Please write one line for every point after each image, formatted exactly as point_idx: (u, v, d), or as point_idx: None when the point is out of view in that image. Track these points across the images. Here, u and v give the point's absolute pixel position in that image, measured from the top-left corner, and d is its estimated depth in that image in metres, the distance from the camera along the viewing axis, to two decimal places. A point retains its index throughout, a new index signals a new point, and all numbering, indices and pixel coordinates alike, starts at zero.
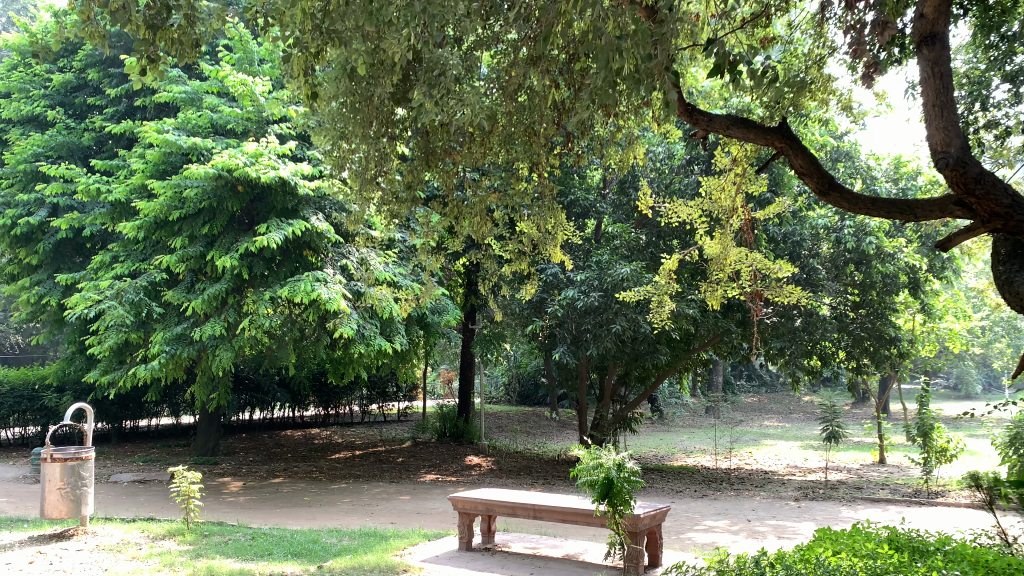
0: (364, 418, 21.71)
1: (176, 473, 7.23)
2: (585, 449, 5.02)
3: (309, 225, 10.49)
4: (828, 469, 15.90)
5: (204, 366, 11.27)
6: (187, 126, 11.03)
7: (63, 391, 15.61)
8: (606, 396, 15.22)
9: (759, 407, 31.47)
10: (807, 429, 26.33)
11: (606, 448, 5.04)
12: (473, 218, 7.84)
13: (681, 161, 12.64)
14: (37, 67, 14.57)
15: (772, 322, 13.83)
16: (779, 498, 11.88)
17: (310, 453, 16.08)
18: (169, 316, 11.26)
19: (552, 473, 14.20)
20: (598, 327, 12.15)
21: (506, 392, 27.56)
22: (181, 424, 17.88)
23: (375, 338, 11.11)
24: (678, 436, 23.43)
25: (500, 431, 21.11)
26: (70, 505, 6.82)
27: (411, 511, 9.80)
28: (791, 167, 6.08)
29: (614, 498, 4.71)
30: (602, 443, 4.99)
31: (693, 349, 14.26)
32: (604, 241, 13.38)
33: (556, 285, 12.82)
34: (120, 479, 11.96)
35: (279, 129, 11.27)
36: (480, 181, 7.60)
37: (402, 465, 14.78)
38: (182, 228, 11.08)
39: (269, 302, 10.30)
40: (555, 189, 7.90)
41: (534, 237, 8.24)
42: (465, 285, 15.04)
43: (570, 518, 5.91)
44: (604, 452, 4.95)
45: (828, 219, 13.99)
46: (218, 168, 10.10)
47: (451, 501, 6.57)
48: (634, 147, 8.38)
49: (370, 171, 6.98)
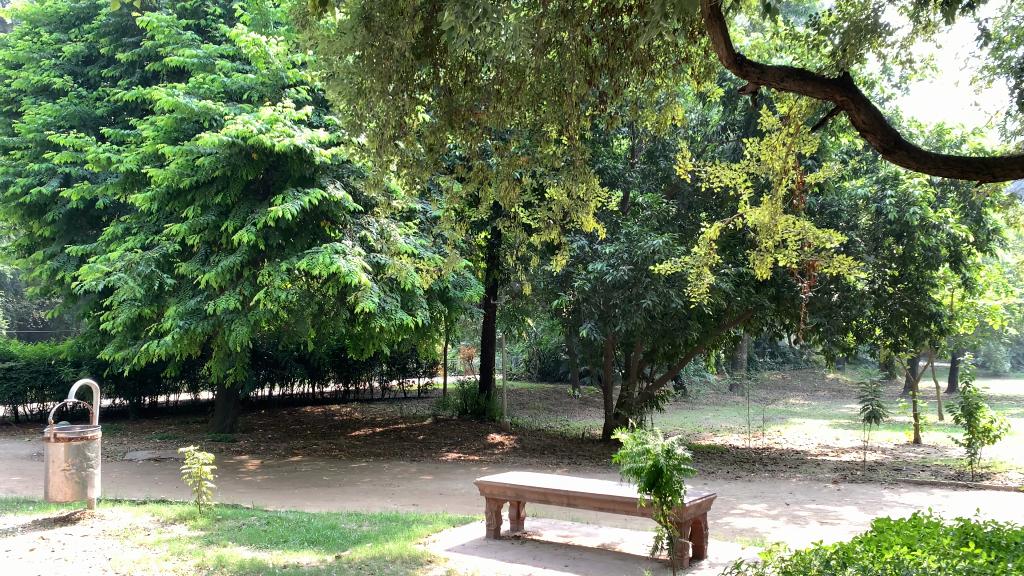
0: (384, 394, 21.41)
1: (187, 454, 6.83)
2: (628, 433, 4.56)
3: (327, 194, 10.01)
4: (862, 450, 15.37)
5: (219, 342, 10.89)
6: (199, 91, 10.55)
7: (79, 367, 15.36)
8: (632, 373, 14.72)
9: (784, 383, 30.94)
10: (835, 407, 25.79)
11: (651, 433, 4.57)
12: (499, 185, 7.31)
13: (716, 127, 12.01)
14: (46, 35, 14.15)
15: (807, 297, 13.23)
16: (816, 480, 11.35)
17: (330, 431, 15.78)
18: (182, 289, 10.89)
19: (577, 452, 13.76)
20: (627, 302, 11.65)
21: (527, 369, 27.16)
22: (199, 401, 17.63)
23: (396, 312, 10.69)
24: (703, 414, 22.97)
25: (521, 408, 20.72)
26: (75, 487, 6.46)
27: (433, 492, 9.41)
28: (852, 123, 5.54)
29: (663, 487, 4.22)
30: (647, 427, 4.53)
31: (724, 325, 13.71)
32: (632, 212, 12.82)
33: (582, 258, 12.31)
34: (135, 457, 11.67)
35: (294, 94, 10.77)
36: (507, 144, 7.09)
37: (423, 443, 14.42)
38: (195, 197, 10.63)
39: (285, 274, 9.87)
40: (587, 152, 7.37)
41: (565, 204, 7.73)
42: (488, 259, 14.55)
43: (607, 506, 5.45)
44: (649, 436, 4.48)
45: (868, 189, 13.31)
46: (231, 134, 9.62)
47: (478, 486, 6.13)
48: (672, 107, 7.79)
49: (390, 131, 6.49)
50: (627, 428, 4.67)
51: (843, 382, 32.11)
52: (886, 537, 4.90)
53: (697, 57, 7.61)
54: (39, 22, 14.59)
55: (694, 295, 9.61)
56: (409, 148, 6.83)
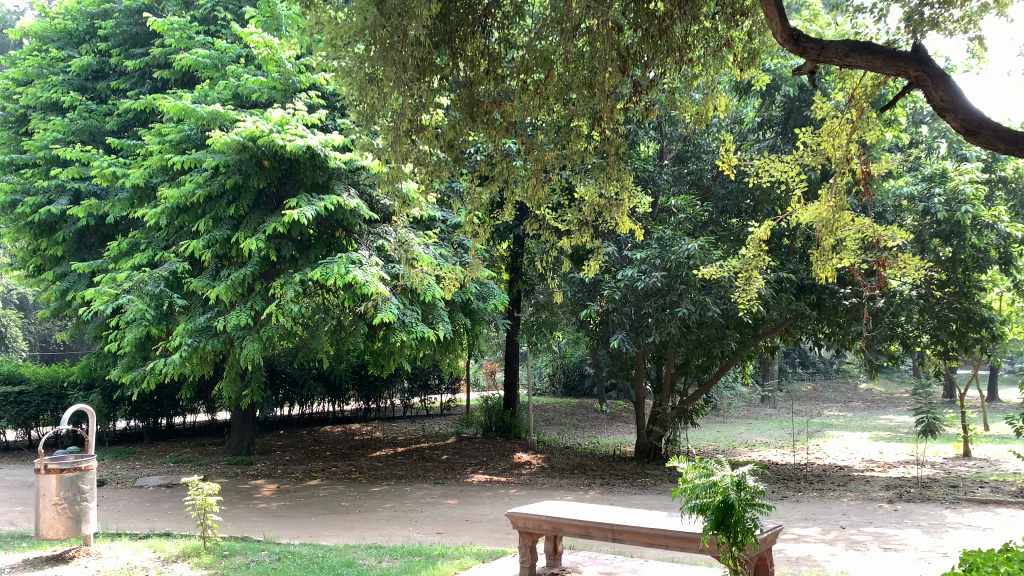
0: (406, 412, 20.80)
1: (190, 484, 6.18)
2: (690, 463, 3.98)
3: (342, 201, 9.46)
4: (910, 465, 14.50)
5: (231, 360, 10.34)
6: (209, 97, 10.10)
7: (91, 389, 14.93)
8: (664, 387, 14.00)
9: (816, 394, 29.95)
10: (871, 419, 24.82)
11: (716, 463, 3.98)
12: (525, 184, 6.71)
13: (751, 124, 11.33)
14: (54, 50, 13.72)
15: (850, 303, 12.44)
16: (869, 499, 10.54)
17: (350, 451, 15.19)
18: (192, 307, 10.39)
19: (609, 471, 13.04)
20: (660, 310, 11.00)
21: (551, 383, 26.46)
22: (216, 422, 17.13)
23: (417, 326, 10.11)
24: (735, 428, 22.14)
25: (547, 425, 20.03)
26: (68, 523, 5.89)
27: (458, 520, 8.79)
28: (929, 102, 4.88)
29: (732, 526, 3.60)
30: (712, 457, 3.94)
31: (761, 334, 12.98)
32: (663, 217, 12.17)
33: (611, 265, 11.68)
34: (146, 483, 11.14)
35: (307, 98, 10.24)
36: (534, 140, 6.47)
37: (446, 463, 13.77)
38: (204, 208, 10.12)
39: (299, 286, 9.31)
40: (622, 145, 6.74)
41: (597, 204, 7.10)
42: (510, 269, 13.94)
43: (659, 542, 4.77)
44: (715, 466, 3.88)
45: (914, 187, 12.55)
46: (240, 138, 9.08)
47: (509, 518, 5.50)
48: (714, 98, 7.12)
49: (406, 124, 5.93)
50: (686, 456, 4.07)
51: (877, 394, 31.03)
52: (982, 568, 4.18)
53: (740, 42, 6.95)
54: (50, 39, 14.23)
55: (740, 302, 9.14)
56: (427, 143, 6.26)
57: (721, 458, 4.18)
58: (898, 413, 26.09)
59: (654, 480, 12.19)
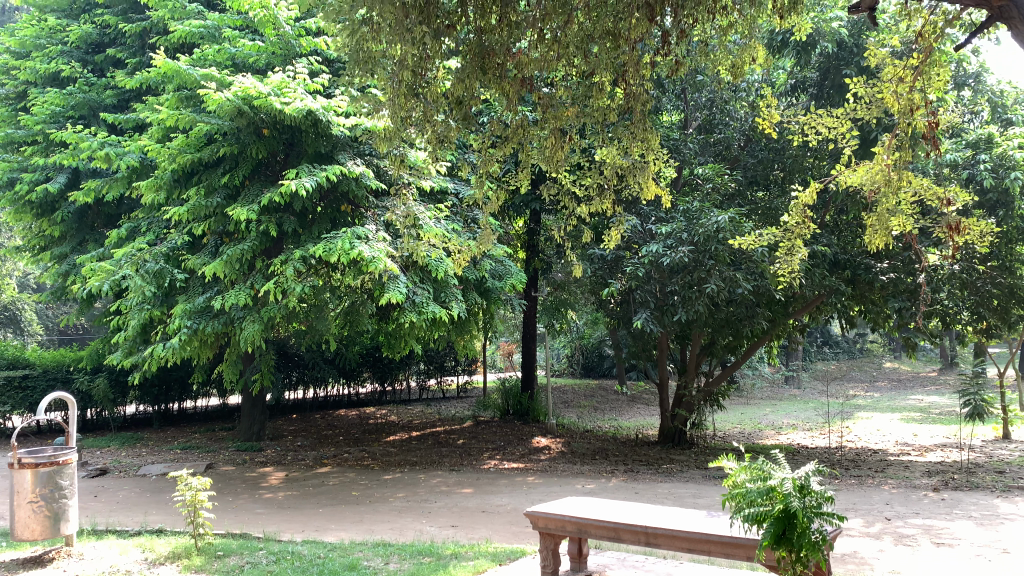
0: (422, 395, 20.30)
1: (179, 479, 5.65)
2: (740, 464, 3.43)
3: (346, 171, 8.90)
4: (947, 449, 13.81)
5: (233, 342, 9.83)
6: (204, 63, 9.51)
7: (97, 374, 14.53)
8: (690, 369, 13.36)
9: (842, 373, 29.19)
10: (900, 399, 24.01)
11: (773, 464, 3.41)
12: (544, 145, 6.11)
13: (783, 87, 10.59)
14: (52, 20, 13.20)
15: (888, 279, 11.69)
16: (913, 487, 9.85)
17: (363, 436, 14.70)
18: (193, 287, 9.86)
19: (633, 457, 12.46)
20: (687, 288, 10.37)
21: (569, 364, 25.84)
22: (228, 406, 16.71)
23: (428, 306, 9.53)
24: (760, 410, 21.48)
25: (566, 407, 19.46)
26: (46, 522, 5.36)
27: (473, 511, 8.26)
28: (1016, 40, 4.12)
29: (794, 540, 3.03)
30: (768, 457, 3.37)
31: (793, 311, 12.30)
32: (688, 189, 11.45)
33: (634, 240, 11.04)
34: (149, 472, 10.66)
35: (308, 63, 9.64)
36: (553, 96, 5.86)
37: (463, 448, 13.26)
38: (201, 180, 9.60)
39: (300, 263, 8.77)
40: (650, 103, 6.09)
41: (621, 168, 6.50)
42: (527, 247, 13.31)
43: (698, 548, 4.18)
44: (772, 468, 3.31)
45: (957, 154, 11.46)
46: (235, 102, 8.55)
47: (529, 518, 4.93)
48: (752, 48, 6.40)
49: (408, 77, 5.55)
50: (736, 457, 3.50)
51: (903, 373, 30.26)
52: None
53: None
54: (48, 9, 13.71)
55: (782, 274, 8.74)
56: (432, 97, 5.74)
57: (778, 457, 3.62)
58: (927, 393, 25.34)
59: (680, 466, 11.57)
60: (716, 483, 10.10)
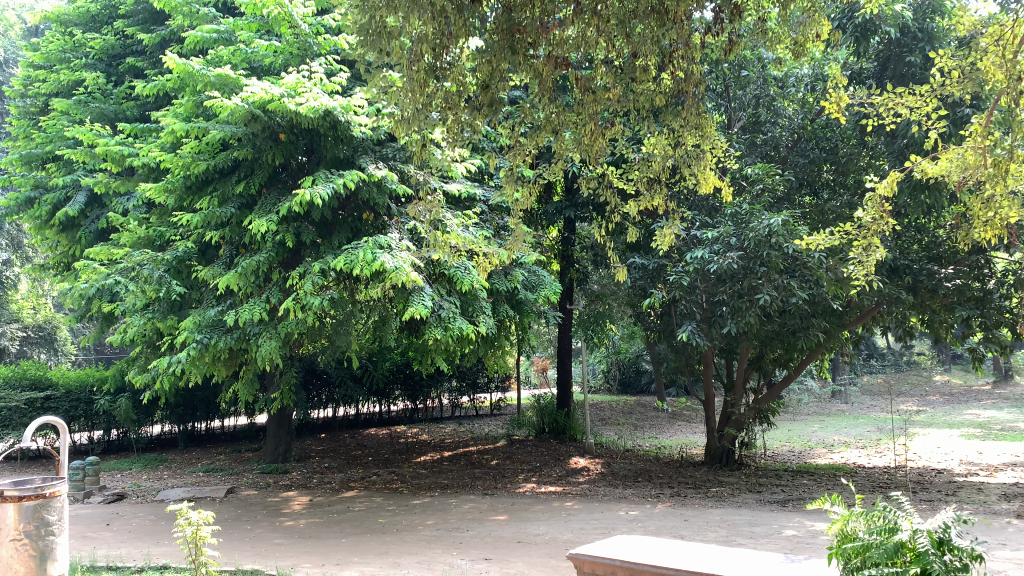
0: (454, 413, 19.67)
1: (179, 512, 5.03)
2: (855, 511, 3.09)
3: (366, 175, 8.40)
4: (1019, 469, 12.77)
5: (250, 360, 9.32)
6: (220, 65, 9.08)
7: (121, 394, 14.15)
8: (737, 385, 12.55)
9: (890, 387, 27.93)
10: (956, 414, 22.80)
11: (896, 510, 3.06)
12: (580, 134, 5.56)
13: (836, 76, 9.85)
14: (74, 33, 12.93)
15: (953, 285, 10.79)
16: (993, 513, 8.93)
17: (393, 457, 14.11)
18: (210, 301, 9.37)
19: (678, 479, 11.67)
20: (737, 297, 9.60)
21: (605, 380, 24.94)
22: (255, 425, 16.25)
23: (455, 320, 8.90)
24: (808, 427, 20.44)
25: (604, 425, 18.69)
26: (30, 564, 4.72)
27: (508, 542, 7.58)
28: None
29: None
30: (892, 504, 3.01)
31: (849, 321, 11.47)
32: (733, 191, 10.72)
33: (678, 247, 10.33)
34: (168, 498, 10.15)
35: (327, 63, 9.19)
36: (592, 79, 5.25)
37: (497, 469, 12.58)
38: (216, 188, 9.21)
39: (319, 276, 8.26)
40: (704, 85, 5.49)
41: (670, 158, 5.93)
42: (561, 257, 12.68)
43: None
44: (897, 517, 2.95)
45: None
46: (248, 106, 8.14)
47: (573, 563, 4.26)
48: (818, 22, 5.70)
49: (424, 63, 5.14)
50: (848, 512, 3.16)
51: (954, 387, 28.93)
52: None
53: None
54: (71, 23, 13.45)
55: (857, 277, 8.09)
56: (454, 79, 5.33)
57: (901, 501, 3.26)
58: (983, 408, 24.09)
59: (730, 490, 10.75)
60: (772, 508, 9.26)
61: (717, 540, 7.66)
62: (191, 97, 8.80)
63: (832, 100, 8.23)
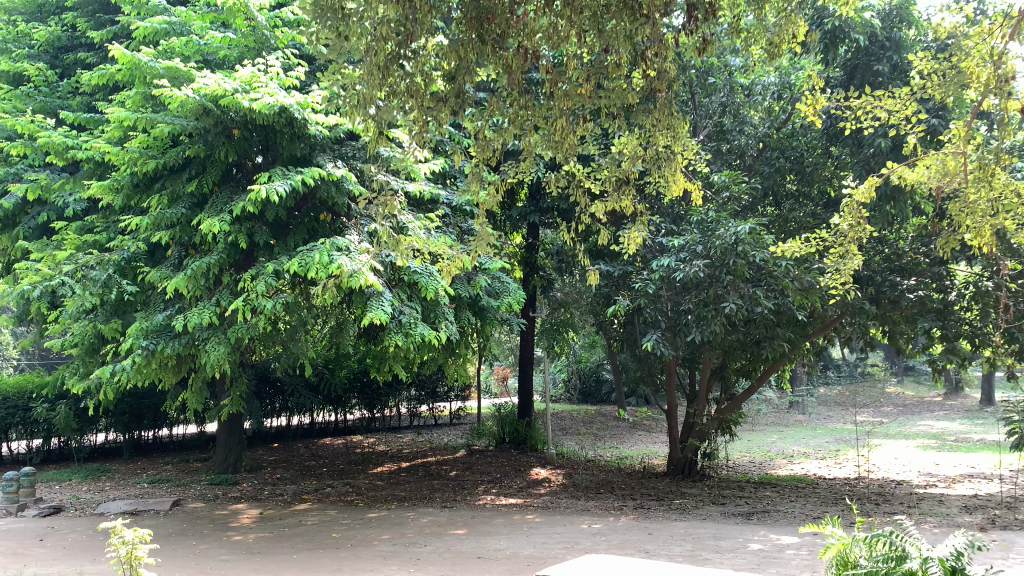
0: (413, 422, 19.27)
1: (112, 531, 4.62)
2: (866, 538, 3.38)
3: (324, 174, 8.06)
4: (976, 480, 12.86)
5: (199, 366, 8.87)
6: (172, 57, 8.69)
7: (61, 401, 13.47)
8: (700, 395, 12.42)
9: (847, 398, 28.26)
10: (912, 425, 23.09)
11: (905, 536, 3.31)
12: (549, 131, 5.32)
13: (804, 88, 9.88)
14: (19, 22, 12.32)
15: (915, 296, 10.63)
16: (956, 525, 8.88)
17: (349, 467, 13.68)
18: (156, 304, 8.90)
19: (641, 491, 11.47)
20: (702, 306, 9.44)
21: (566, 390, 24.73)
22: (205, 435, 15.66)
23: (415, 327, 8.58)
24: (768, 437, 20.49)
25: (566, 434, 18.49)
26: None
27: (468, 558, 7.25)
28: None
29: None
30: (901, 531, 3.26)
31: (812, 332, 11.44)
32: (699, 200, 10.61)
33: (644, 254, 10.16)
34: (108, 511, 9.61)
35: (283, 56, 8.96)
36: (563, 75, 5.01)
37: (456, 481, 12.24)
38: (165, 186, 8.77)
39: (272, 278, 7.89)
40: (678, 84, 5.28)
41: (641, 159, 5.73)
42: (525, 264, 12.47)
43: None
44: (906, 545, 3.19)
45: None
46: (199, 98, 7.76)
47: None
48: (795, 22, 5.54)
49: (385, 50, 4.87)
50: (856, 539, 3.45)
51: (907, 398, 29.41)
52: None
53: None
54: (16, 11, 12.83)
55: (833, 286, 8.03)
56: (418, 70, 5.12)
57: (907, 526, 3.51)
58: (936, 419, 24.43)
59: (694, 502, 10.57)
60: (738, 522, 9.07)
61: (683, 555, 7.44)
62: (139, 88, 8.38)
63: (808, 103, 8.14)
